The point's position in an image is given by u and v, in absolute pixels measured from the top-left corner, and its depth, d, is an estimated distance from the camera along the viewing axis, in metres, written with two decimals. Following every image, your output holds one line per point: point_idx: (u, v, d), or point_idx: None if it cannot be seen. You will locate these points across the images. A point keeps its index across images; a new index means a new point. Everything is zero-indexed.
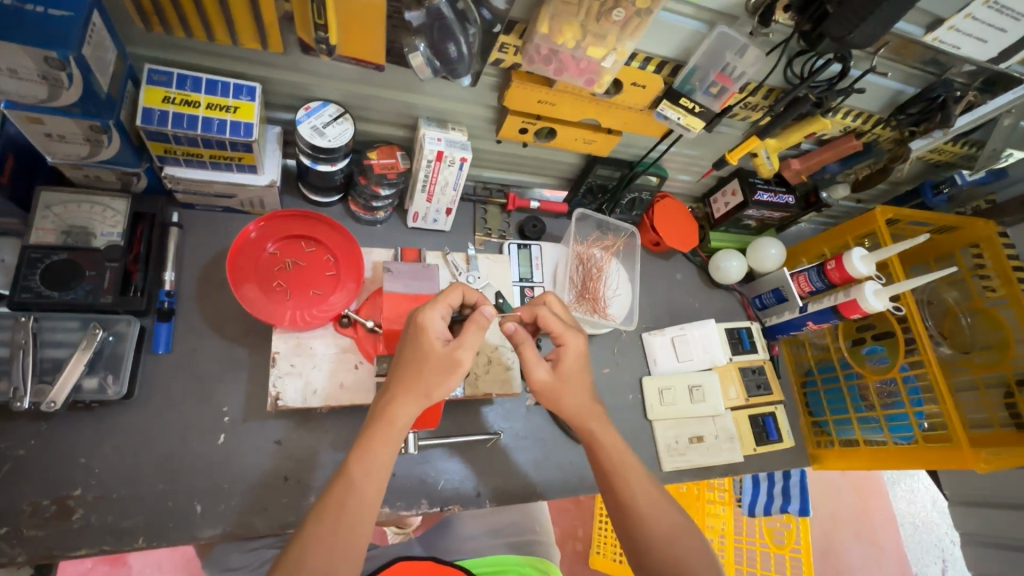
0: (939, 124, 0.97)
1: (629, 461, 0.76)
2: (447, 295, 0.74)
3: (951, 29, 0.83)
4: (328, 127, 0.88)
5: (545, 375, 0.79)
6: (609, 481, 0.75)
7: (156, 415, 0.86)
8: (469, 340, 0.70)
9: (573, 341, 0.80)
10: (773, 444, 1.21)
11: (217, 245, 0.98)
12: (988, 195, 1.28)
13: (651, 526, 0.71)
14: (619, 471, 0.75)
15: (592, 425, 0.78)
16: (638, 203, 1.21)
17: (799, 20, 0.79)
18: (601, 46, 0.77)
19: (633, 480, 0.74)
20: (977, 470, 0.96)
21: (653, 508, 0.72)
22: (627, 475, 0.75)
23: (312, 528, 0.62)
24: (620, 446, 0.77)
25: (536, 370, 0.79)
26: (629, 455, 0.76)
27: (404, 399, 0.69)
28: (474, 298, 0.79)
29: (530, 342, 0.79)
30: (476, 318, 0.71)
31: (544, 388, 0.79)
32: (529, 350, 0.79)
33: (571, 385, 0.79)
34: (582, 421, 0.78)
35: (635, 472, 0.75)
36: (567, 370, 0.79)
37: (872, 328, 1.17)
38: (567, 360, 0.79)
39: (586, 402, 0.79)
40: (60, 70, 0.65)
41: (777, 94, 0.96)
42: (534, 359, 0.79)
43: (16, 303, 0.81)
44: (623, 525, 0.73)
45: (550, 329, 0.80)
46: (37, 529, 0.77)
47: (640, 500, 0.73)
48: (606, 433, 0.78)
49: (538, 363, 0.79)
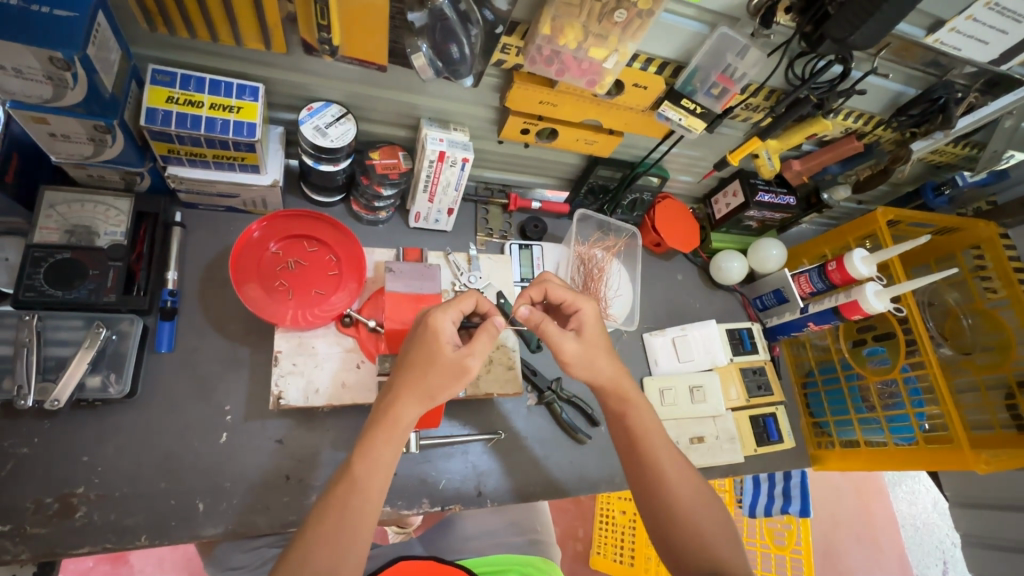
0: (940, 126, 0.98)
1: (653, 427, 0.78)
2: (459, 301, 0.75)
3: (953, 30, 0.83)
4: (330, 127, 0.89)
5: (574, 344, 0.78)
6: (633, 443, 0.77)
7: (157, 414, 0.87)
8: (479, 348, 0.70)
9: (587, 305, 0.81)
10: (774, 445, 1.21)
11: (219, 244, 0.98)
12: (989, 197, 1.29)
13: (673, 489, 0.73)
14: (643, 435, 0.77)
15: (617, 389, 0.79)
16: (640, 204, 1.21)
17: (801, 21, 0.79)
18: (603, 47, 0.77)
19: (657, 444, 0.76)
20: (977, 471, 0.96)
21: (674, 473, 0.74)
22: (651, 440, 0.76)
23: (314, 528, 0.62)
24: (646, 412, 0.78)
25: (564, 343, 0.78)
26: (654, 421, 0.78)
27: (409, 400, 0.69)
28: (487, 309, 0.79)
29: (548, 319, 0.78)
30: (488, 327, 0.71)
31: (574, 360, 0.79)
32: (550, 327, 0.78)
33: (598, 351, 0.79)
34: (606, 386, 0.79)
35: (660, 436, 0.77)
36: (591, 334, 0.80)
37: (873, 329, 1.18)
38: (588, 326, 0.80)
39: (612, 369, 0.79)
40: (65, 70, 0.66)
41: (779, 94, 0.96)
42: (558, 333, 0.78)
43: (19, 302, 0.81)
44: (644, 486, 0.75)
45: (561, 300, 0.81)
46: (39, 527, 0.78)
47: (664, 464, 0.75)
48: (635, 398, 0.79)
49: (563, 335, 0.78)
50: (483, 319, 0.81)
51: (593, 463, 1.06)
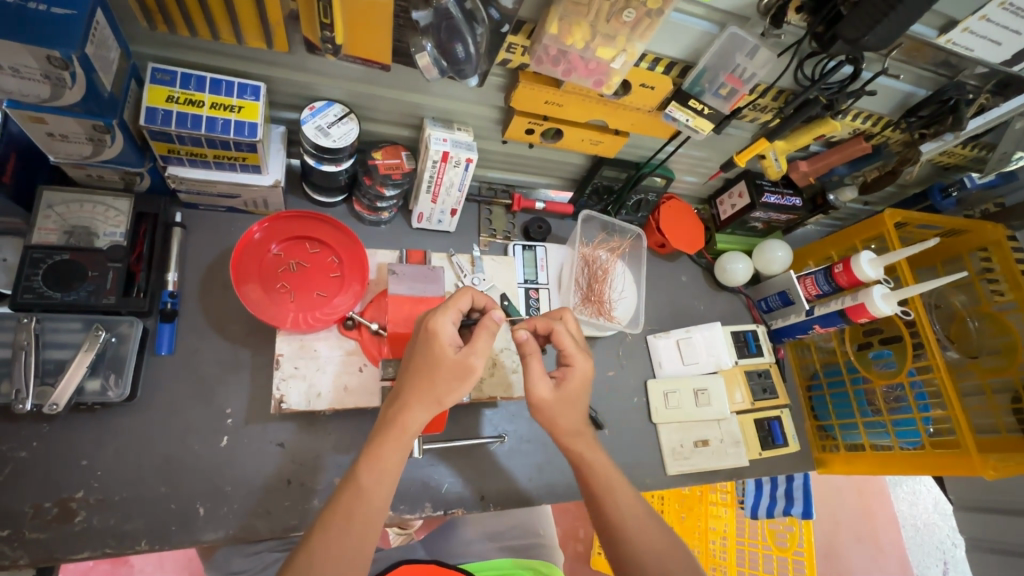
0: (950, 128, 0.96)
1: (617, 482, 0.77)
2: (457, 300, 0.73)
3: (966, 30, 0.81)
4: (332, 127, 0.87)
5: (547, 391, 0.77)
6: (597, 500, 0.76)
7: (158, 417, 0.86)
8: (481, 347, 0.69)
9: (581, 363, 0.78)
10: (779, 448, 1.20)
11: (220, 245, 0.97)
12: (996, 199, 1.27)
13: (639, 543, 0.72)
14: (608, 491, 0.76)
15: (578, 446, 0.78)
16: (645, 204, 1.19)
17: (812, 21, 0.78)
18: (610, 47, 0.76)
19: (620, 500, 0.75)
20: (985, 477, 0.95)
21: (639, 528, 0.73)
22: (614, 495, 0.76)
23: (319, 535, 0.61)
24: (608, 466, 0.78)
25: (537, 385, 0.77)
26: (617, 475, 0.77)
27: (416, 406, 0.68)
28: (483, 304, 0.79)
29: (537, 356, 0.77)
30: (487, 324, 0.70)
31: (542, 405, 0.77)
32: (533, 364, 0.77)
33: (570, 408, 0.78)
34: (569, 441, 0.78)
35: (624, 492, 0.76)
36: (569, 391, 0.78)
37: (880, 332, 1.16)
38: (571, 382, 0.78)
39: (575, 424, 0.78)
40: (63, 69, 0.65)
41: (788, 95, 0.94)
42: (538, 373, 0.77)
43: (17, 304, 0.80)
44: (610, 543, 0.74)
45: (561, 347, 0.79)
46: (39, 531, 0.77)
47: (626, 517, 0.74)
48: (593, 453, 0.78)
49: (541, 379, 0.76)
50: (482, 314, 0.80)
51: None
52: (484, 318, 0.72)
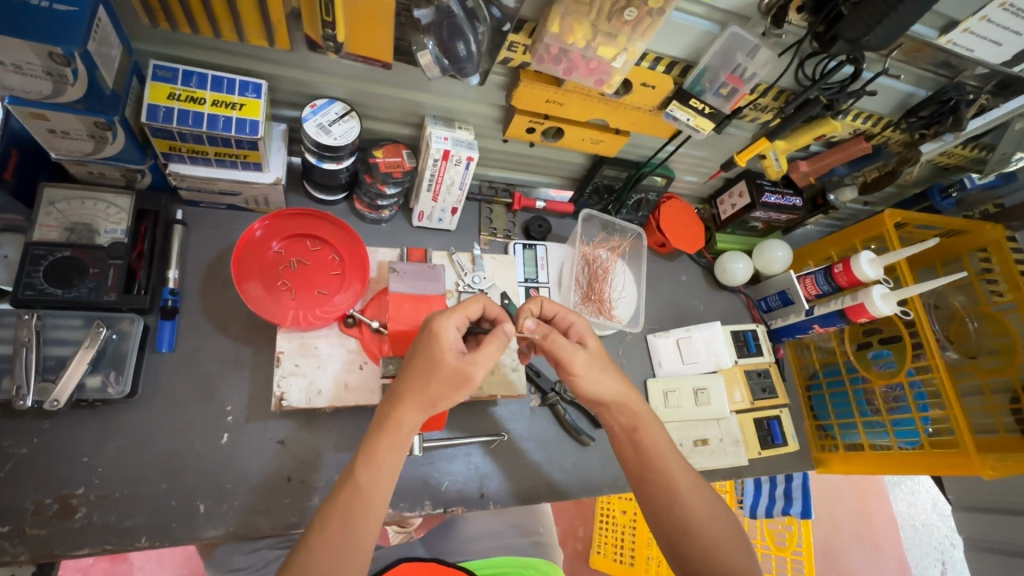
0: (950, 128, 0.96)
1: (669, 450, 0.76)
2: (466, 307, 0.74)
3: (966, 31, 0.81)
4: (334, 124, 0.88)
5: (584, 355, 0.78)
6: (648, 464, 0.75)
7: (158, 415, 0.86)
8: (484, 357, 0.69)
9: (579, 319, 0.84)
10: (778, 448, 1.20)
11: (222, 242, 0.98)
12: (996, 199, 1.27)
13: (689, 506, 0.71)
14: (660, 456, 0.75)
15: (630, 408, 0.78)
16: (645, 204, 1.19)
17: (813, 21, 0.78)
18: (611, 46, 0.76)
19: (671, 464, 0.74)
20: (983, 476, 0.95)
21: (692, 492, 0.73)
22: (667, 458, 0.75)
23: (317, 532, 0.62)
24: (658, 432, 0.77)
25: (574, 355, 0.77)
26: (668, 442, 0.76)
27: (411, 405, 0.68)
28: (495, 314, 0.80)
29: (557, 332, 0.78)
30: (496, 334, 0.71)
31: (587, 370, 0.77)
32: (558, 339, 0.77)
33: (606, 365, 0.79)
34: (616, 404, 0.78)
35: (676, 458, 0.75)
36: (597, 348, 0.80)
37: (879, 332, 1.16)
38: (588, 338, 0.82)
39: (619, 386, 0.78)
40: (65, 66, 0.65)
41: (788, 94, 0.95)
42: (568, 346, 0.77)
43: (18, 300, 0.81)
44: (659, 504, 0.73)
45: (552, 314, 0.85)
46: (39, 528, 0.77)
47: (678, 481, 0.73)
48: (645, 415, 0.78)
49: (574, 349, 0.77)
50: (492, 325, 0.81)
51: (597, 465, 1.06)
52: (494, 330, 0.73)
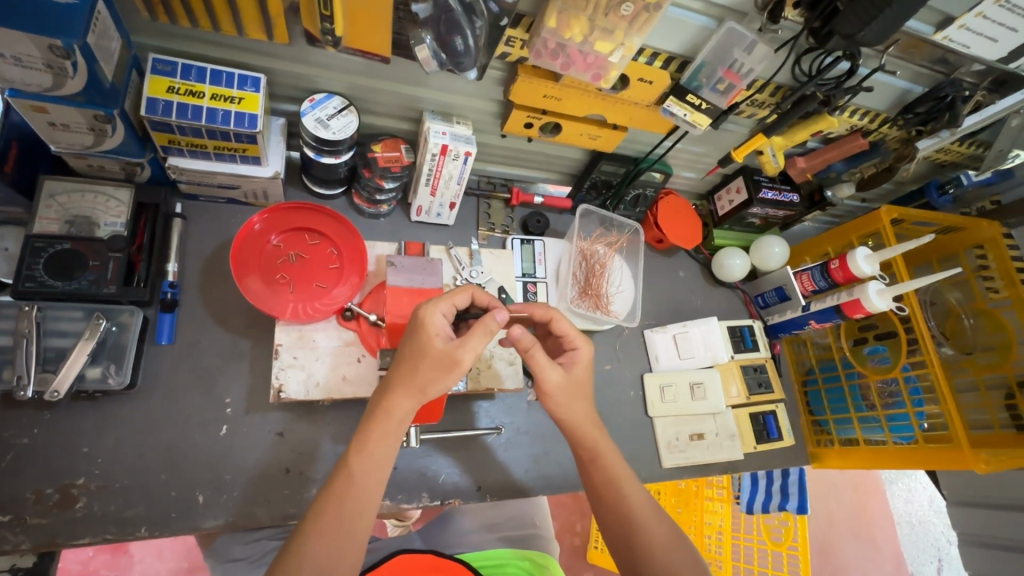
0: (946, 124, 0.97)
1: (624, 476, 0.77)
2: (452, 295, 0.75)
3: (961, 27, 0.82)
4: (332, 119, 0.88)
5: (559, 377, 0.79)
6: (603, 489, 0.76)
7: (158, 406, 0.87)
8: (472, 342, 0.70)
9: (584, 346, 0.82)
10: (774, 443, 1.21)
11: (221, 236, 0.98)
12: (993, 196, 1.28)
13: (646, 529, 0.72)
14: (616, 483, 0.76)
15: (586, 436, 0.79)
16: (642, 200, 1.20)
17: (809, 17, 0.78)
18: (608, 41, 0.76)
19: (627, 488, 0.76)
20: (977, 470, 0.96)
21: (648, 514, 0.74)
22: (622, 482, 0.76)
23: (313, 521, 0.62)
24: (617, 459, 0.78)
25: (547, 373, 0.78)
26: (623, 467, 0.77)
27: (401, 393, 0.69)
28: (485, 301, 0.81)
29: (538, 346, 0.79)
30: (484, 322, 0.71)
31: (557, 391, 0.79)
32: (539, 355, 0.78)
33: (580, 393, 0.80)
34: (579, 428, 0.79)
35: (632, 481, 0.76)
36: (577, 376, 0.81)
37: (875, 328, 1.17)
38: (578, 366, 0.81)
39: (588, 416, 0.80)
40: (64, 58, 0.65)
41: (785, 91, 0.95)
42: (544, 362, 0.78)
43: (19, 292, 0.81)
44: (616, 527, 0.74)
45: (563, 333, 0.82)
46: (40, 517, 0.78)
47: (634, 504, 0.74)
48: (604, 442, 0.79)
49: (550, 366, 0.78)
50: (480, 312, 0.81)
51: None
52: (483, 316, 0.73)
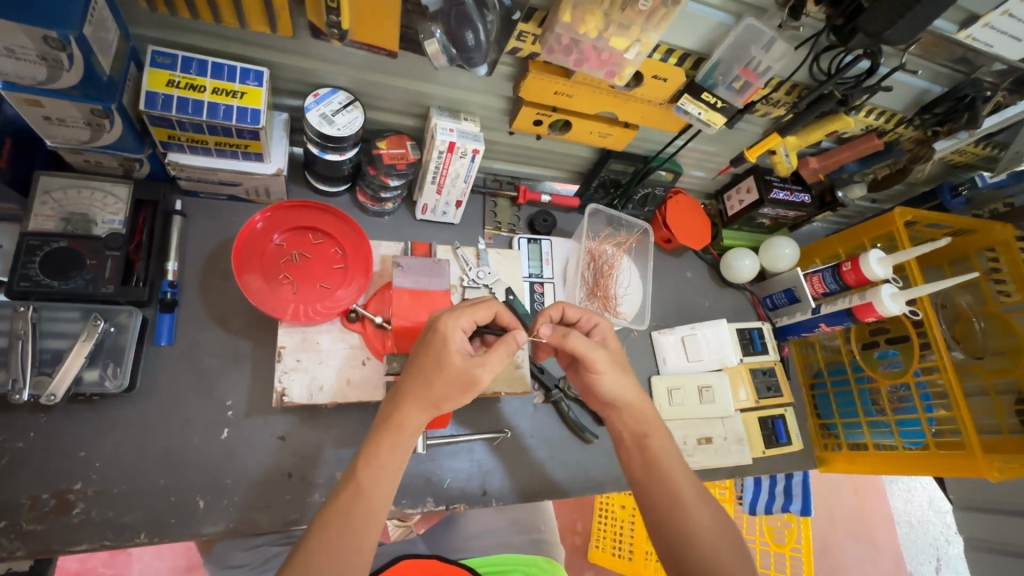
0: (965, 124, 0.95)
1: (676, 459, 0.74)
2: (475, 310, 0.72)
3: (986, 26, 0.79)
4: (337, 114, 0.85)
5: (605, 355, 0.77)
6: (655, 470, 0.73)
7: (157, 409, 0.84)
8: (492, 362, 0.68)
9: (603, 320, 0.83)
10: (782, 447, 1.19)
11: (222, 234, 0.96)
12: (1006, 199, 1.25)
13: (694, 515, 0.70)
14: (669, 462, 0.73)
15: (642, 412, 0.77)
16: (652, 199, 1.17)
17: (831, 14, 0.76)
18: (624, 37, 0.74)
19: (677, 468, 0.73)
20: (989, 478, 0.94)
21: (699, 501, 0.71)
22: (673, 465, 0.73)
23: (317, 533, 0.60)
24: (667, 441, 0.76)
25: (593, 353, 0.76)
26: (674, 450, 0.75)
27: (414, 405, 0.67)
28: (509, 323, 0.78)
29: (574, 333, 0.77)
30: (507, 340, 0.69)
31: (605, 373, 0.77)
32: (576, 340, 0.76)
33: (624, 363, 0.79)
34: (632, 404, 0.77)
35: (682, 467, 0.74)
36: (615, 347, 0.81)
37: (886, 331, 1.15)
38: (610, 339, 0.81)
39: (636, 390, 0.78)
40: (60, 50, 0.62)
41: (801, 90, 0.93)
42: (586, 345, 0.76)
43: (14, 291, 0.79)
44: (664, 509, 0.71)
45: (576, 318, 0.83)
46: (36, 523, 0.76)
47: (684, 488, 0.72)
48: (655, 420, 0.77)
49: (593, 346, 0.76)
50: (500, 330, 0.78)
51: (600, 463, 1.05)
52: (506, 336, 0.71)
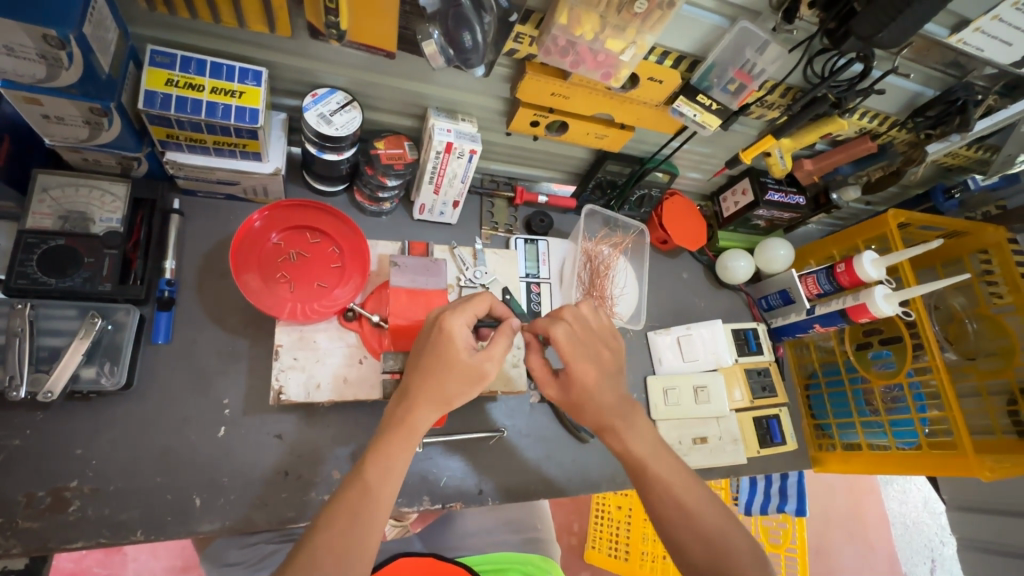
0: (956, 128, 0.95)
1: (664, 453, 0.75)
2: (473, 304, 0.73)
3: (978, 30, 0.80)
4: (335, 114, 0.86)
5: (557, 394, 0.80)
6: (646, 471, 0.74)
7: (154, 407, 0.85)
8: (496, 352, 0.69)
9: (578, 367, 0.74)
10: (777, 447, 1.20)
11: (220, 233, 0.96)
12: (998, 202, 1.23)
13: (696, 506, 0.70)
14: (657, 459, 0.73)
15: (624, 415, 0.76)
16: (648, 200, 1.18)
17: (824, 18, 0.77)
18: (620, 38, 0.75)
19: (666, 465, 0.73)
20: (980, 478, 0.95)
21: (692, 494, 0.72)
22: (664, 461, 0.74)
23: (321, 531, 0.59)
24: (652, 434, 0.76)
25: (547, 388, 0.81)
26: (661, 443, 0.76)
27: (426, 406, 0.68)
28: (502, 313, 0.78)
29: (534, 359, 0.80)
30: (503, 330, 0.72)
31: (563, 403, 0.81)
32: (535, 365, 0.80)
33: (584, 404, 0.77)
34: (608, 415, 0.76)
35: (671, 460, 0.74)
36: (574, 394, 0.77)
37: (880, 333, 1.16)
38: (573, 388, 0.76)
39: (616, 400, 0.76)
40: (59, 49, 0.63)
41: (795, 92, 0.94)
42: (542, 379, 0.80)
43: (10, 289, 0.79)
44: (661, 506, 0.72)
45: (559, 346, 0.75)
46: (32, 521, 0.76)
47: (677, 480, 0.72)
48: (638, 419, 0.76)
49: (547, 382, 0.80)
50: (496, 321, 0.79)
51: (595, 462, 1.05)
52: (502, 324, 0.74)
